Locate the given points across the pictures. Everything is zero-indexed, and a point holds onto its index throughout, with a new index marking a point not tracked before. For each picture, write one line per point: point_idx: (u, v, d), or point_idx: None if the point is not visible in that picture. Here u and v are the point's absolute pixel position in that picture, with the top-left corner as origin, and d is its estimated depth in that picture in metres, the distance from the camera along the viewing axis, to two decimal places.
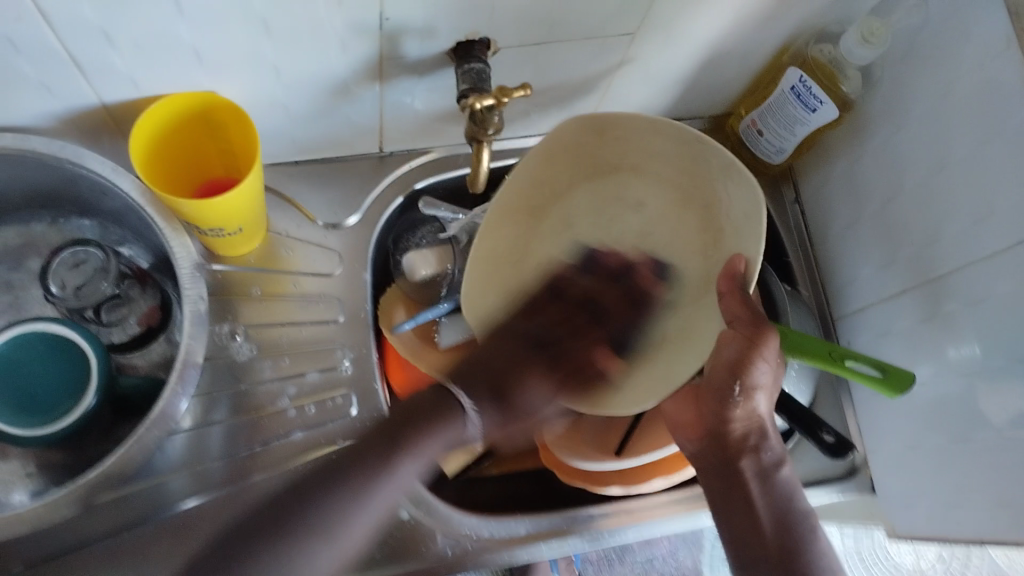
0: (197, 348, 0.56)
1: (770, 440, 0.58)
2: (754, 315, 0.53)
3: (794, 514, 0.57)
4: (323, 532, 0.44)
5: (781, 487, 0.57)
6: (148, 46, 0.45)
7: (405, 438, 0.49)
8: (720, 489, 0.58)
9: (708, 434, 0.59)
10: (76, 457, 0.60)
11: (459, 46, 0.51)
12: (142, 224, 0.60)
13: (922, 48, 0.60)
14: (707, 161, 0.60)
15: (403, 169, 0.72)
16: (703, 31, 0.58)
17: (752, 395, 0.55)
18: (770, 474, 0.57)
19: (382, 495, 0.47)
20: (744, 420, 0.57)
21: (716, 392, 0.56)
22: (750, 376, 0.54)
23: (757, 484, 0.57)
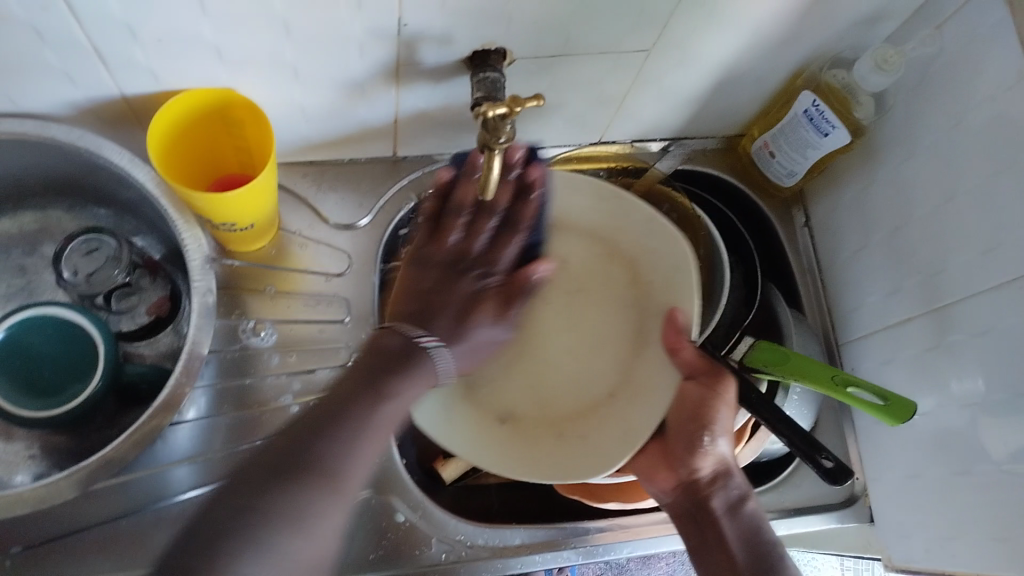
0: (204, 340, 0.57)
1: (735, 477, 0.60)
2: (712, 363, 0.58)
3: (766, 545, 0.57)
4: (331, 481, 0.45)
5: (750, 525, 0.58)
6: (169, 42, 0.46)
7: (383, 382, 0.49)
8: (696, 533, 0.59)
9: (679, 487, 0.61)
10: (79, 442, 0.61)
11: (476, 54, 0.52)
12: (156, 216, 0.61)
13: (934, 79, 0.61)
14: (630, 215, 0.65)
15: (413, 176, 0.73)
16: (717, 51, 0.59)
17: (717, 439, 0.59)
18: (738, 508, 0.59)
19: (367, 440, 0.47)
20: (713, 463, 0.59)
21: (688, 443, 0.59)
22: (714, 420, 0.58)
23: (727, 520, 0.58)
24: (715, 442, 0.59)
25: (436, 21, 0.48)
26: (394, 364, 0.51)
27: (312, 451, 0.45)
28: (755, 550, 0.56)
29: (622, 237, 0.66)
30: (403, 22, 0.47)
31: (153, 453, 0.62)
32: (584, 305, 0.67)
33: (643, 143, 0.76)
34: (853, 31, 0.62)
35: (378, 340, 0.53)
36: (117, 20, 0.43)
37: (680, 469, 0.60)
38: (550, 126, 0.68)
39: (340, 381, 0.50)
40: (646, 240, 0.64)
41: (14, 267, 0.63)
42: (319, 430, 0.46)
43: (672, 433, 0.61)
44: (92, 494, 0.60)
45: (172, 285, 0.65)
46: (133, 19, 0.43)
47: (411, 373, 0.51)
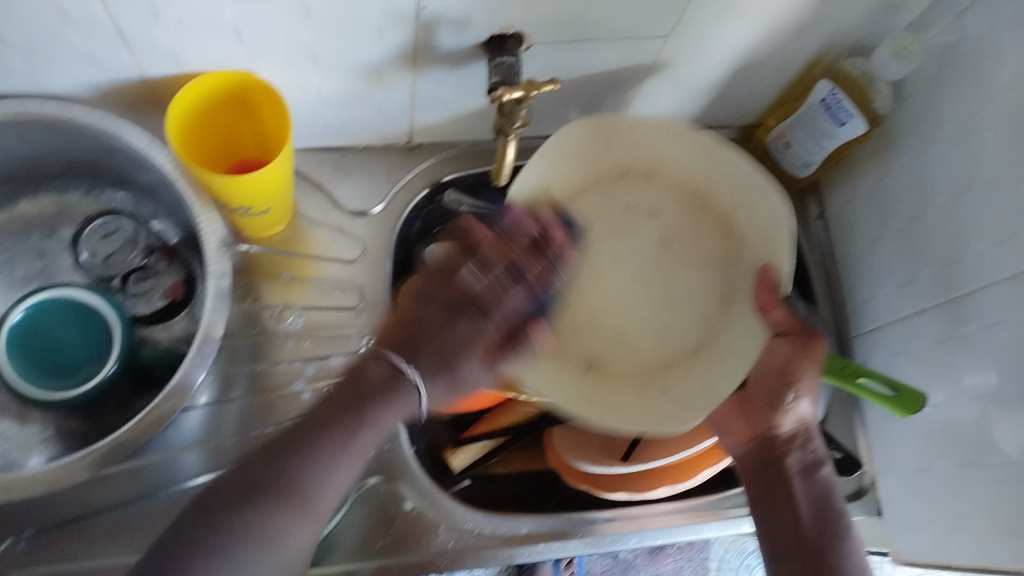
0: (218, 324, 0.57)
1: (813, 440, 0.60)
2: (806, 328, 0.57)
3: (833, 509, 0.58)
4: (297, 500, 0.46)
5: (820, 487, 0.58)
6: (190, 24, 0.46)
7: (364, 406, 0.50)
8: (762, 490, 0.59)
9: (751, 442, 0.60)
10: (94, 425, 0.61)
11: (493, 39, 0.52)
12: (173, 199, 0.60)
13: (952, 69, 0.60)
14: (722, 171, 0.63)
15: (427, 163, 0.73)
16: (735, 38, 0.59)
17: (802, 398, 0.58)
18: (813, 473, 0.59)
19: (347, 458, 0.48)
20: (794, 421, 0.59)
21: (769, 396, 0.59)
22: (802, 381, 0.57)
23: (800, 479, 0.59)
24: (799, 401, 0.59)
25: (455, 5, 0.48)
26: (378, 388, 0.51)
27: (288, 467, 0.46)
28: (822, 511, 0.57)
29: (710, 196, 0.64)
30: (421, 5, 0.47)
31: None
32: (633, 292, 0.64)
33: None
34: (872, 19, 0.62)
35: (365, 367, 0.52)
36: (139, 1, 0.43)
37: (757, 423, 0.60)
38: (565, 113, 0.68)
39: (330, 393, 0.51)
40: (760, 225, 0.62)
41: (32, 250, 0.63)
42: (304, 443, 0.48)
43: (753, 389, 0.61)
44: (106, 476, 0.60)
45: (187, 270, 0.65)
46: (154, 1, 0.43)
47: (388, 391, 0.51)
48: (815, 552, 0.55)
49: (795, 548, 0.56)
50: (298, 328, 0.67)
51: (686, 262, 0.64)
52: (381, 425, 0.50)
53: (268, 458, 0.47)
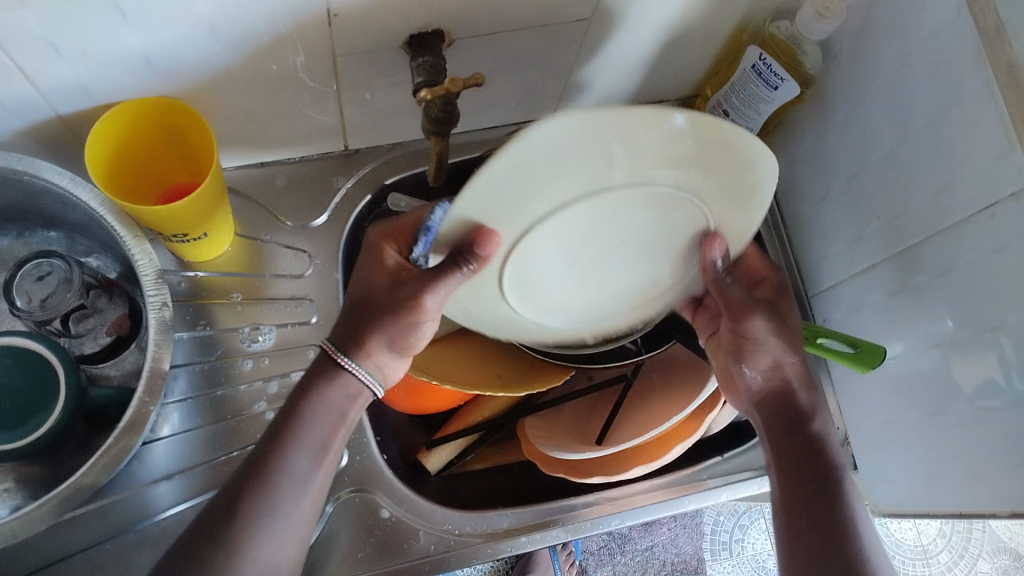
0: (165, 355, 0.56)
1: (796, 392, 0.59)
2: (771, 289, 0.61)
3: (819, 463, 0.56)
4: (249, 516, 0.50)
5: (812, 439, 0.57)
6: (95, 55, 0.44)
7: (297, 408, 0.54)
8: (771, 453, 0.59)
9: (751, 403, 0.60)
10: (53, 471, 0.60)
11: (413, 38, 0.51)
12: (106, 235, 0.59)
13: (876, 22, 0.60)
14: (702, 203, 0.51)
15: (366, 169, 0.71)
16: (657, 14, 0.58)
17: (757, 352, 0.58)
18: (801, 423, 0.58)
19: (275, 492, 0.52)
20: (768, 374, 0.59)
21: (733, 352, 0.59)
22: (756, 342, 0.57)
23: (786, 432, 0.58)
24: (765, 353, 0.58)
25: (367, 10, 0.47)
26: (318, 375, 0.55)
27: (259, 485, 0.51)
28: (806, 466, 0.56)
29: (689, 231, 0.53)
30: (332, 12, 0.46)
31: (130, 475, 0.60)
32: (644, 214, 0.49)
33: None
34: None
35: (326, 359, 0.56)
36: (38, 38, 0.42)
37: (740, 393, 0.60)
38: (499, 104, 0.67)
39: (306, 373, 0.56)
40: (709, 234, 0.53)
41: None
42: (279, 437, 0.53)
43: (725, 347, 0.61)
44: (72, 521, 0.59)
45: (130, 303, 0.64)
46: (54, 36, 0.42)
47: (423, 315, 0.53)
48: (794, 509, 0.55)
49: (785, 506, 0.56)
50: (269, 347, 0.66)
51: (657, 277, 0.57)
52: (328, 402, 0.55)
53: (258, 455, 0.52)
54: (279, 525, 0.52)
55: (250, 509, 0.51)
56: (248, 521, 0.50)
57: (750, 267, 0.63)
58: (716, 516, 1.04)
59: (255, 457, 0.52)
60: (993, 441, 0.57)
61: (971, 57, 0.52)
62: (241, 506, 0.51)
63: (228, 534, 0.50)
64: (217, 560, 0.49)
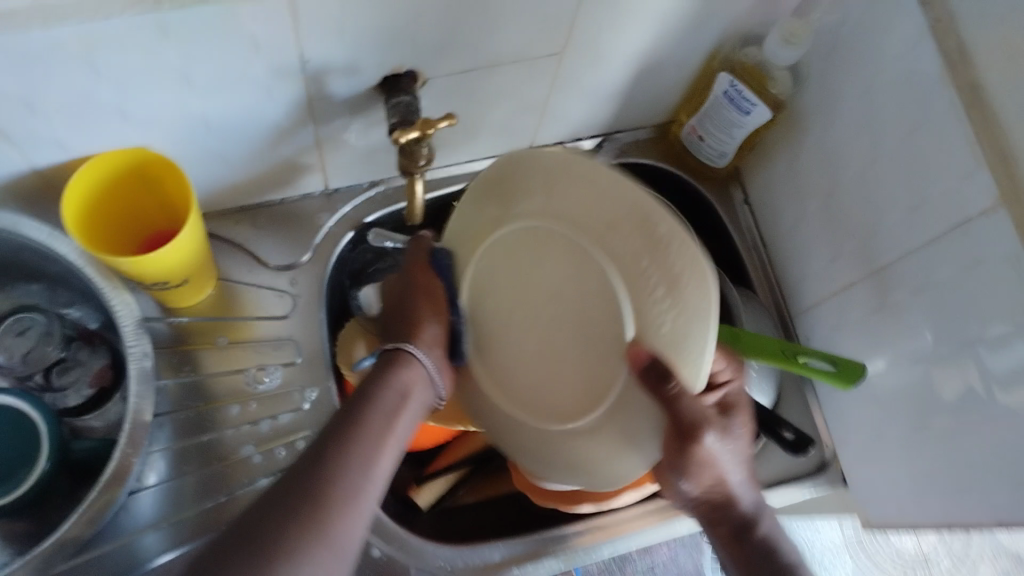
0: (146, 405, 0.55)
1: (739, 501, 0.56)
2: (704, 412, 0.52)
3: (777, 563, 0.55)
4: (319, 519, 0.42)
5: (760, 547, 0.56)
6: (70, 110, 0.44)
7: (365, 396, 0.49)
8: (721, 554, 0.58)
9: (686, 508, 0.57)
10: (40, 526, 0.58)
11: (386, 81, 0.52)
12: (85, 285, 0.59)
13: (842, 46, 0.61)
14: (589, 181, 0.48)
15: (348, 207, 0.72)
16: (626, 46, 0.59)
17: (703, 470, 0.53)
18: (748, 527, 0.57)
19: (332, 548, 0.42)
20: (713, 482, 0.54)
21: (676, 470, 0.52)
22: (704, 459, 0.51)
23: (736, 545, 0.56)
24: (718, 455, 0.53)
25: (339, 52, 0.47)
26: (388, 367, 0.52)
27: (322, 497, 0.43)
28: (768, 564, 0.55)
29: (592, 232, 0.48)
30: (304, 58, 0.46)
31: (117, 523, 0.59)
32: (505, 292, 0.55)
33: (575, 142, 0.76)
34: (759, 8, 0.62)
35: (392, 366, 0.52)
36: (11, 96, 0.42)
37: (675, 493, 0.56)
38: (476, 139, 0.67)
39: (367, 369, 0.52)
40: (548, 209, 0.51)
41: None
42: (347, 437, 0.47)
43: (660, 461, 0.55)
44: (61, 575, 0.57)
45: (112, 352, 0.63)
46: (27, 94, 0.42)
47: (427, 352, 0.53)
48: None
49: None
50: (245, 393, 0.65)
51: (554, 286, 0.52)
52: (393, 386, 0.51)
53: (323, 448, 0.46)
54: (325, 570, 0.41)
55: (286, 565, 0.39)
56: (266, 564, 0.39)
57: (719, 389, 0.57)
58: None
59: (314, 457, 0.45)
60: (976, 455, 0.57)
61: (935, 78, 0.53)
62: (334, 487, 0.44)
63: (265, 540, 0.40)
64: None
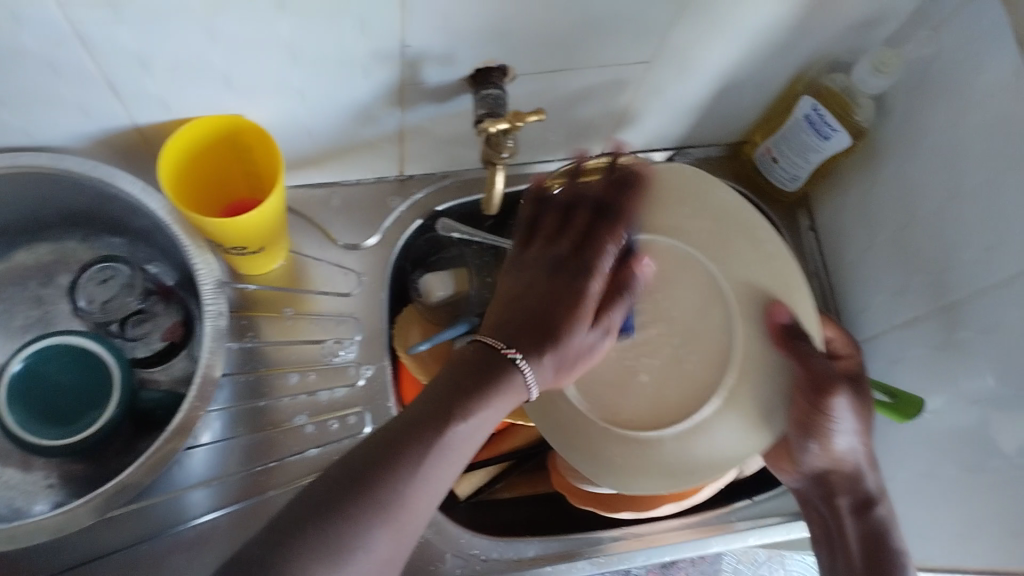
0: (217, 364, 0.57)
1: (868, 475, 0.61)
2: (814, 379, 0.55)
3: (888, 540, 0.59)
4: (382, 508, 0.42)
5: (875, 527, 0.60)
6: (180, 72, 0.46)
7: (467, 395, 0.46)
8: (823, 529, 0.63)
9: (808, 478, 0.62)
10: (98, 470, 0.61)
11: (478, 72, 0.53)
12: (168, 243, 0.62)
13: (931, 80, 0.61)
14: (754, 230, 0.60)
15: (420, 193, 0.73)
16: (714, 62, 0.60)
17: (833, 438, 0.57)
18: (869, 504, 0.61)
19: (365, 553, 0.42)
20: (839, 460, 0.59)
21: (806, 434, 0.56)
22: (834, 423, 0.56)
23: (853, 518, 0.61)
24: (839, 438, 0.58)
25: (440, 40, 0.48)
26: (491, 373, 0.47)
27: (405, 464, 0.44)
28: (874, 547, 0.59)
29: (724, 237, 0.60)
30: (405, 43, 0.48)
31: (168, 480, 0.61)
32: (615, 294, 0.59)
33: (647, 152, 0.76)
34: (849, 36, 0.62)
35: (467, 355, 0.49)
36: (128, 53, 0.44)
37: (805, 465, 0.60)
38: (554, 139, 0.68)
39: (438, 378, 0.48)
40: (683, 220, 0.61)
41: (31, 298, 0.64)
42: (418, 448, 0.44)
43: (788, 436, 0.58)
44: (111, 519, 0.60)
45: (185, 310, 0.66)
46: (142, 52, 0.44)
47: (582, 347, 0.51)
48: None
49: None
50: (300, 364, 0.67)
51: (689, 312, 0.59)
52: (501, 395, 0.47)
53: (395, 443, 0.44)
54: (382, 543, 0.42)
55: (372, 522, 0.42)
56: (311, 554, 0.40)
57: (777, 321, 0.57)
58: (735, 567, 0.79)
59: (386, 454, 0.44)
60: None
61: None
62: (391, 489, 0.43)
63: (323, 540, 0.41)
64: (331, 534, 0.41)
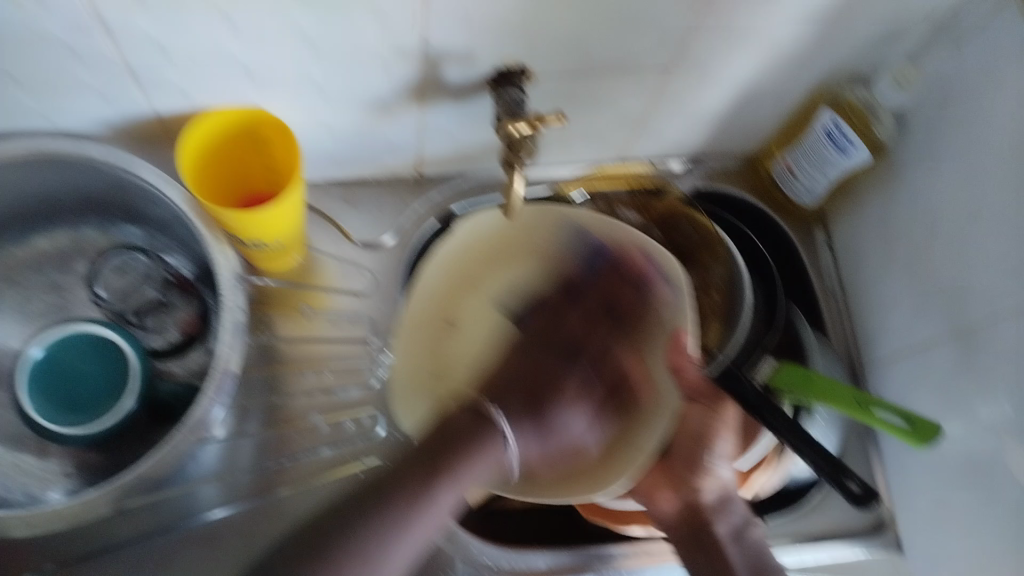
0: (233, 357, 0.58)
1: (734, 503, 0.60)
2: (715, 388, 0.59)
3: (770, 564, 0.57)
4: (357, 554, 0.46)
5: (754, 549, 0.58)
6: (202, 62, 0.47)
7: (445, 458, 0.51)
8: (698, 552, 0.58)
9: (682, 501, 0.59)
10: (112, 460, 0.62)
11: (499, 75, 0.53)
12: (188, 234, 0.63)
13: (953, 97, 0.61)
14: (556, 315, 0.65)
15: (438, 194, 0.73)
16: (734, 72, 0.60)
17: (715, 465, 0.59)
18: (743, 530, 0.59)
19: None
20: (715, 487, 0.59)
21: (689, 457, 0.59)
22: (717, 442, 0.59)
23: (731, 545, 0.58)
24: (717, 458, 0.59)
25: (459, 39, 0.49)
26: (472, 434, 0.53)
27: (378, 517, 0.48)
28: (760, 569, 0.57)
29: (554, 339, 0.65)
30: (425, 40, 0.48)
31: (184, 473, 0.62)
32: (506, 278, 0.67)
33: (664, 162, 0.77)
34: (869, 51, 0.62)
35: (448, 416, 0.54)
36: (151, 40, 0.45)
37: (686, 481, 0.59)
38: (571, 144, 0.68)
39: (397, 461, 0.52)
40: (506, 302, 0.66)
41: (47, 284, 0.65)
42: (374, 502, 0.48)
43: (674, 449, 0.61)
44: (124, 513, 0.60)
45: (202, 303, 0.66)
46: (166, 39, 0.45)
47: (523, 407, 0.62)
48: None
49: None
50: (313, 361, 0.67)
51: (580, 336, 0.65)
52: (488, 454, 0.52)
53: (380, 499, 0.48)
54: None
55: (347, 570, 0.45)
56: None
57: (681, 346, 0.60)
58: None
59: (346, 516, 0.47)
60: None
61: None
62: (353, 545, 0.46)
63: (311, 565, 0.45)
64: (344, 561, 0.46)
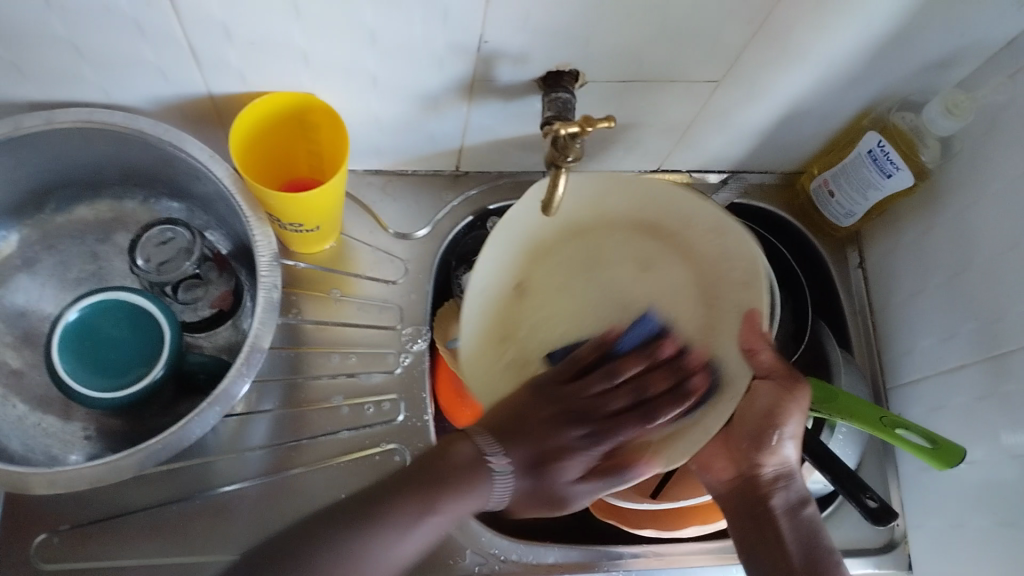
0: (266, 335, 0.58)
1: (795, 481, 0.61)
2: (791, 368, 0.59)
3: (820, 549, 0.58)
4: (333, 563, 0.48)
5: (807, 527, 0.59)
6: (260, 45, 0.48)
7: (430, 493, 0.52)
8: (751, 526, 0.60)
9: (742, 475, 0.61)
10: (133, 426, 0.63)
11: (549, 75, 0.53)
12: (228, 212, 0.63)
13: (1003, 127, 0.60)
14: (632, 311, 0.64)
15: (474, 191, 0.74)
16: (784, 88, 0.60)
17: (784, 443, 0.60)
18: (798, 508, 0.60)
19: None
20: (777, 463, 0.60)
21: (757, 435, 0.60)
22: (787, 422, 0.59)
23: (785, 520, 0.59)
24: (786, 438, 0.60)
25: (516, 39, 0.49)
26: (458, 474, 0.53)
27: (368, 525, 0.50)
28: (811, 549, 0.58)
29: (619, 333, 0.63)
30: (482, 38, 0.48)
31: (202, 444, 0.63)
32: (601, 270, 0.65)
33: (702, 173, 0.77)
34: (921, 76, 0.62)
35: (453, 445, 0.55)
36: (214, 20, 0.45)
37: (748, 458, 0.61)
38: (613, 150, 0.68)
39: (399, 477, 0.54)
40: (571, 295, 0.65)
41: (86, 253, 0.66)
42: (364, 512, 0.51)
43: (738, 424, 0.62)
44: (142, 478, 0.62)
45: (236, 281, 0.66)
46: (228, 21, 0.45)
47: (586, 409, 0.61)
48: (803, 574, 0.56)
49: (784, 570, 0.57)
50: (339, 345, 0.68)
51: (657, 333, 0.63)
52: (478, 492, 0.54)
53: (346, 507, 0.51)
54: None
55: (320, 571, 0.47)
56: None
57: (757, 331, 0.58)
58: None
59: (324, 519, 0.50)
60: None
61: None
62: (337, 544, 0.48)
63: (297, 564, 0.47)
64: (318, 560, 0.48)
